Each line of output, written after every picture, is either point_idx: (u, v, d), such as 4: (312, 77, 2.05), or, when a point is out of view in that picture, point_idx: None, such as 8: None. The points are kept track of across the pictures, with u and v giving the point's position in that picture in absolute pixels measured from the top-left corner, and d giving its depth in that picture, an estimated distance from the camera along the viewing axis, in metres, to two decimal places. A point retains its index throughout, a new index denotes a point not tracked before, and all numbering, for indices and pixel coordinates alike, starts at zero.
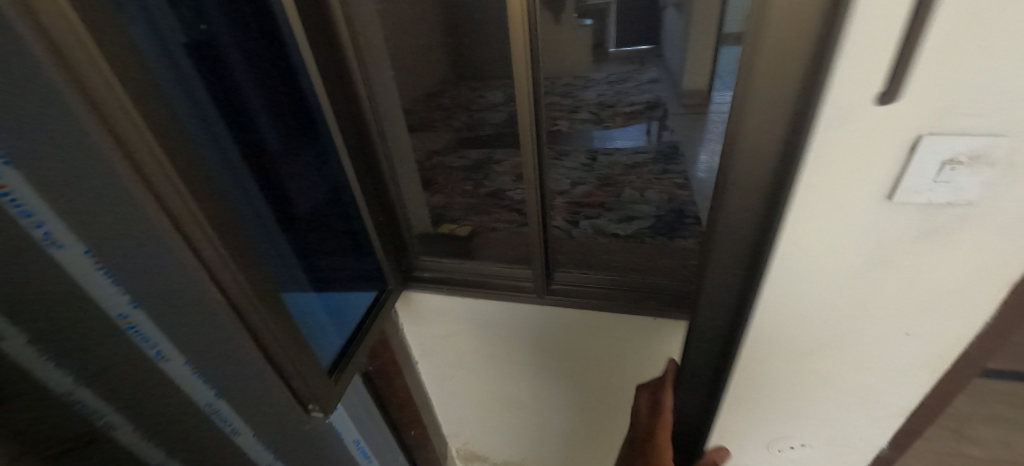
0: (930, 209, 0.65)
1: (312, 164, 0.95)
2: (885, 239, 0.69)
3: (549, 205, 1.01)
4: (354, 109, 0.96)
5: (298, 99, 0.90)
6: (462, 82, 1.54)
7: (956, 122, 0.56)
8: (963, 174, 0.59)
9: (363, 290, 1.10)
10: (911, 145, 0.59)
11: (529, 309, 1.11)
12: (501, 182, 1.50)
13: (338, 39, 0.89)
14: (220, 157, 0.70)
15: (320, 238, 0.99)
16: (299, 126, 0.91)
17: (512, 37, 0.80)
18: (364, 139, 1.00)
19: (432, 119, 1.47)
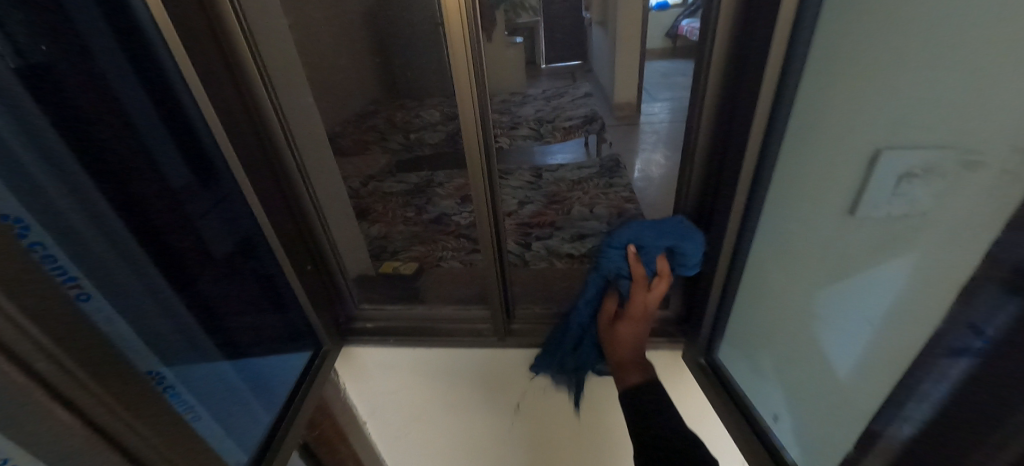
0: (891, 224, 0.59)
1: (215, 209, 0.79)
2: (847, 247, 0.65)
3: (503, 234, 0.93)
4: (268, 148, 0.82)
5: (189, 142, 0.74)
6: (394, 105, 1.49)
7: (908, 134, 0.54)
8: (919, 189, 0.54)
9: (288, 351, 0.94)
10: (871, 160, 0.59)
11: (487, 354, 1.00)
12: (445, 206, 1.51)
13: (242, 65, 0.74)
14: (56, 218, 0.53)
15: (230, 297, 0.82)
16: (195, 173, 0.75)
17: (452, 54, 0.72)
18: (284, 180, 0.86)
19: (365, 143, 1.46)
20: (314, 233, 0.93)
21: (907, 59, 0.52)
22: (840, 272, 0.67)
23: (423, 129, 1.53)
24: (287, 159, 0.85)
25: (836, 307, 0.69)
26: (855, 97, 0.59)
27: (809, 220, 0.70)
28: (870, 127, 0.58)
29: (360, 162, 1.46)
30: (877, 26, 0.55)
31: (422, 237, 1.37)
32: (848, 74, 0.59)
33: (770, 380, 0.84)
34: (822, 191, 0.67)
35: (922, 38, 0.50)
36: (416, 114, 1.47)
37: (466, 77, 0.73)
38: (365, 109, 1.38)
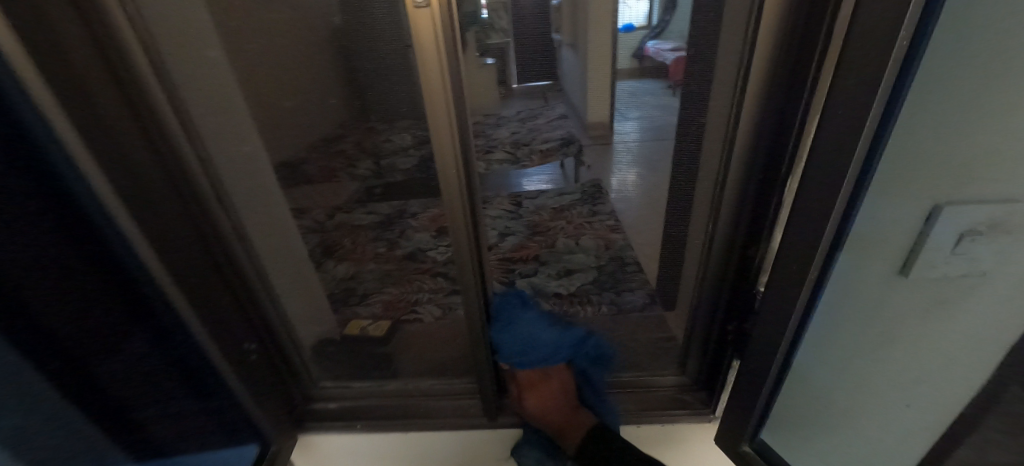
0: (944, 280, 0.56)
1: (122, 308, 0.68)
2: (892, 304, 0.61)
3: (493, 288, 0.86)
4: (191, 210, 0.75)
5: (97, 219, 0.63)
6: (362, 121, 0.81)
7: (972, 187, 0.49)
8: (983, 245, 0.50)
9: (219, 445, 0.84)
10: (927, 216, 0.52)
11: (464, 436, 0.94)
12: (419, 239, 0.98)
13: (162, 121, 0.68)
14: None
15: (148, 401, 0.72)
16: (99, 263, 0.65)
17: (427, 80, 0.60)
18: (212, 245, 0.79)
19: (332, 172, 0.89)
20: (252, 293, 0.87)
21: (989, 95, 0.45)
22: (891, 333, 0.63)
23: (391, 151, 0.83)
24: (222, 218, 0.78)
25: (882, 359, 0.66)
26: (929, 142, 0.49)
27: (854, 284, 0.62)
28: (934, 178, 0.50)
29: (316, 191, 0.90)
30: (951, 56, 0.45)
31: (395, 277, 1.01)
32: (927, 111, 0.48)
33: (800, 431, 0.80)
34: (874, 255, 0.58)
35: (1009, 73, 0.43)
36: (390, 135, 0.81)
37: (447, 126, 0.64)
38: (326, 132, 0.83)
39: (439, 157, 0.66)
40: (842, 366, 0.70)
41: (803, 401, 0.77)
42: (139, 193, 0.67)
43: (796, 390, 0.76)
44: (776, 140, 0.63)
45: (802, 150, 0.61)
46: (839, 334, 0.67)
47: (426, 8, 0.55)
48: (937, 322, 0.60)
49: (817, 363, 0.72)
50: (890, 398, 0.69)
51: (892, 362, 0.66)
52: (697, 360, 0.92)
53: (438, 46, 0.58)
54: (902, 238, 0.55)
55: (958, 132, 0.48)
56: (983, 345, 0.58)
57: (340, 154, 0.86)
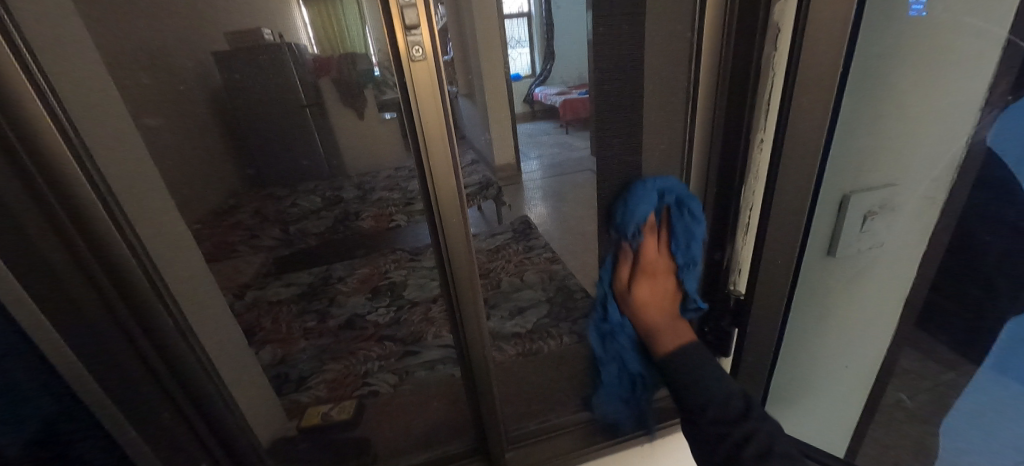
0: (858, 258, 0.65)
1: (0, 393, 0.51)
2: (825, 287, 0.68)
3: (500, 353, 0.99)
4: (127, 318, 0.55)
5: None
6: (262, 193, 0.82)
7: (866, 178, 0.59)
8: (877, 222, 0.61)
9: None
10: (839, 205, 0.61)
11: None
12: (354, 304, 1.07)
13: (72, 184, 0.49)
14: None
15: None
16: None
17: (419, 100, 0.53)
18: (152, 360, 0.58)
19: (229, 247, 0.81)
20: (215, 416, 0.65)
21: (875, 109, 0.55)
22: (832, 310, 0.70)
23: (300, 216, 0.88)
24: (165, 319, 0.58)
25: (829, 338, 0.72)
26: (842, 148, 0.57)
27: (802, 280, 0.67)
28: (841, 176, 0.59)
29: (225, 269, 0.81)
30: (864, 76, 0.53)
31: (333, 351, 0.98)
32: (844, 122, 0.56)
33: (790, 418, 0.81)
34: (810, 248, 0.64)
35: (885, 88, 0.54)
36: (297, 199, 0.86)
37: (445, 159, 0.56)
38: (218, 204, 0.77)
39: (441, 207, 0.60)
40: (800, 353, 0.74)
41: (782, 394, 0.79)
42: (53, 294, 0.51)
43: (779, 387, 0.77)
44: (727, 135, 0.63)
45: (753, 162, 0.61)
46: (795, 328, 0.71)
47: (422, 63, 0.51)
48: (855, 292, 0.68)
49: (790, 356, 0.74)
50: (831, 369, 0.76)
51: (832, 337, 0.73)
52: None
53: (440, 106, 0.54)
54: (830, 225, 0.62)
55: (859, 137, 0.57)
56: (887, 301, 0.69)
57: (237, 228, 0.81)
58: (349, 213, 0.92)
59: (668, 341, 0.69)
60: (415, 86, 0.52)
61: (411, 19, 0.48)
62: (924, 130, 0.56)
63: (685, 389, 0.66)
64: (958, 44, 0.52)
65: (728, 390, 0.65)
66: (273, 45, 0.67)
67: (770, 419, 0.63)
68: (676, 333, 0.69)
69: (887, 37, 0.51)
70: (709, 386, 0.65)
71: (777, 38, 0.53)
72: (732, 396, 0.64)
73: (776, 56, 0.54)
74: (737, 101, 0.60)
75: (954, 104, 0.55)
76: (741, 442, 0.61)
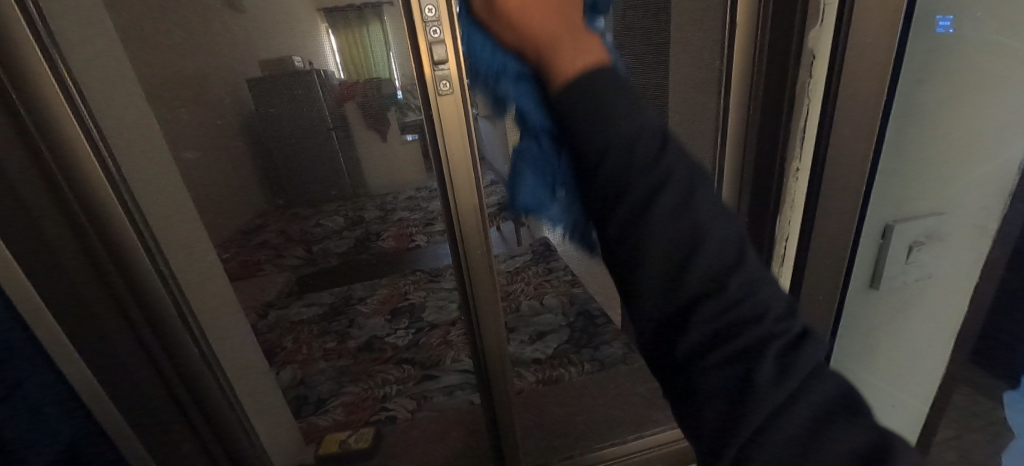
0: (904, 291, 0.61)
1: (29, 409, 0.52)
2: (869, 322, 0.64)
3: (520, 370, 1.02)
4: (149, 341, 0.57)
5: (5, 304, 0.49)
6: (288, 213, 0.77)
7: (911, 207, 0.56)
8: (925, 253, 0.58)
9: None
10: (882, 235, 0.57)
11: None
12: (374, 325, 1.00)
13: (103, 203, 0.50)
14: None
15: None
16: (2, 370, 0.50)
17: (447, 133, 0.54)
18: (175, 388, 0.59)
19: (257, 266, 0.81)
20: (229, 438, 0.65)
21: (919, 134, 0.52)
22: (879, 345, 0.65)
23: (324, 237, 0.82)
24: (185, 344, 0.58)
25: (875, 377, 0.68)
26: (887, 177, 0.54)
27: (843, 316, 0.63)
28: (882, 205, 0.56)
29: (250, 289, 0.81)
30: (909, 97, 0.51)
31: (353, 373, 0.95)
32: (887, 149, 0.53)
33: None
34: (852, 281, 0.60)
35: (930, 111, 0.51)
36: (321, 220, 0.80)
37: (471, 190, 0.57)
38: (244, 225, 0.76)
39: (464, 235, 0.60)
40: None
41: None
42: (76, 319, 0.52)
43: None
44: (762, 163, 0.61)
45: (791, 194, 0.59)
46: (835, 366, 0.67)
47: (450, 96, 0.52)
48: (902, 328, 0.64)
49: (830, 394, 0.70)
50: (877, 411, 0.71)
51: (878, 377, 0.68)
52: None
53: (468, 139, 0.54)
54: (875, 259, 0.59)
55: (904, 164, 0.54)
56: (937, 337, 0.65)
57: (264, 247, 0.80)
58: (371, 234, 0.85)
59: (565, 57, 0.26)
60: (443, 118, 0.53)
61: (438, 54, 0.49)
62: (974, 156, 0.53)
63: (580, 128, 0.26)
64: (999, 66, 0.49)
65: (639, 123, 0.25)
66: (304, 73, 0.65)
67: (692, 155, 0.26)
68: (582, 36, 0.27)
69: (931, 59, 0.49)
70: (609, 97, 0.25)
71: (812, 66, 0.52)
72: (643, 134, 0.25)
73: (811, 84, 0.53)
74: (770, 130, 0.59)
75: (1000, 126, 0.52)
76: (631, 204, 0.25)
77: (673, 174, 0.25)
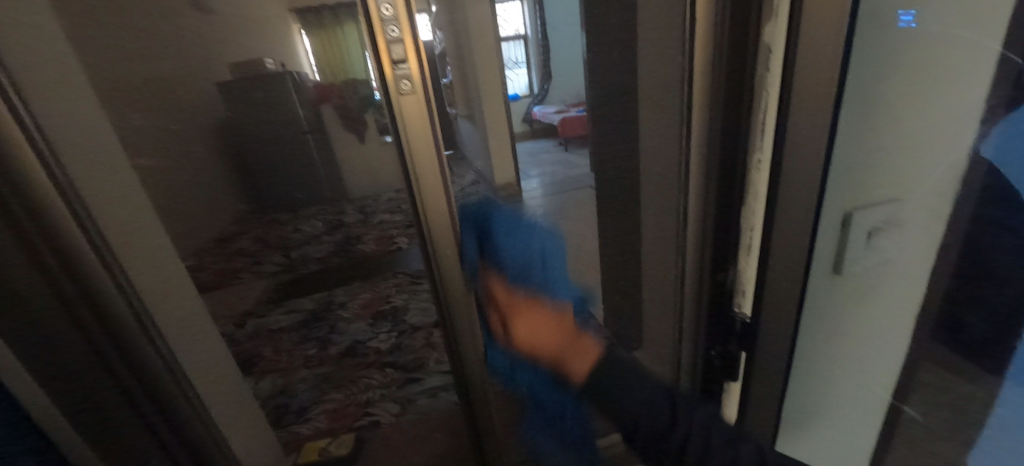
0: (865, 276, 0.64)
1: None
2: (833, 306, 0.66)
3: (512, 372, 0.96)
4: (105, 350, 0.55)
5: None
6: (263, 217, 0.75)
7: (869, 196, 0.58)
8: (884, 238, 0.60)
9: None
10: (843, 223, 0.60)
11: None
12: (355, 331, 0.90)
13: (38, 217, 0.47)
14: None
15: None
16: None
17: (410, 134, 0.55)
18: (137, 398, 0.58)
19: (233, 274, 0.77)
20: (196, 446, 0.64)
21: (875, 121, 0.54)
22: (840, 328, 0.68)
23: (302, 242, 0.78)
24: (144, 350, 0.58)
25: (837, 356, 0.71)
26: (847, 164, 0.56)
27: (811, 302, 0.66)
28: (842, 194, 0.58)
29: (225, 298, 0.77)
30: (868, 85, 0.53)
31: (334, 381, 0.91)
32: (846, 138, 0.55)
33: (804, 435, 0.79)
34: (818, 267, 0.63)
35: (882, 102, 0.53)
36: (299, 224, 0.77)
37: (439, 188, 0.59)
38: (221, 231, 0.73)
39: (433, 234, 0.61)
40: (806, 371, 0.73)
41: (791, 411, 0.76)
42: (24, 329, 0.51)
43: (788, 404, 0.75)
44: (724, 155, 0.60)
45: (755, 186, 0.59)
46: (802, 349, 0.70)
47: (412, 96, 0.53)
48: (864, 311, 0.67)
49: (799, 373, 0.73)
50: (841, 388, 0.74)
51: (842, 356, 0.71)
52: (690, 383, 0.79)
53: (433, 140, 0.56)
54: (836, 245, 0.61)
55: (861, 154, 0.56)
56: (898, 321, 0.68)
57: (239, 255, 0.76)
58: (352, 237, 0.81)
59: (576, 363, 0.56)
60: (403, 118, 0.53)
61: (397, 54, 0.50)
62: (925, 146, 0.55)
63: (606, 394, 0.51)
64: (962, 58, 0.50)
65: (650, 393, 0.50)
66: (277, 75, 0.65)
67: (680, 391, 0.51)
68: (580, 351, 0.56)
69: (883, 51, 0.51)
70: (634, 387, 0.51)
71: (769, 57, 0.52)
72: (654, 399, 0.50)
73: (768, 76, 0.53)
74: (731, 123, 0.58)
75: (958, 117, 0.53)
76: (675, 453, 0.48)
77: (692, 425, 0.48)
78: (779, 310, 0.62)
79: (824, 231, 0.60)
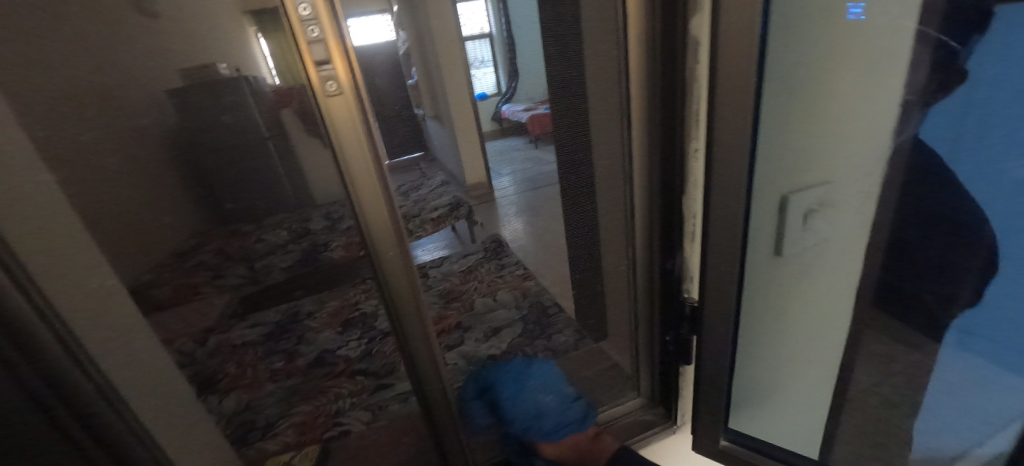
0: (803, 256, 0.67)
1: None
2: (777, 287, 0.69)
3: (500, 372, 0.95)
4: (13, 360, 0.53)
5: None
6: (224, 229, 0.71)
7: (802, 180, 0.61)
8: (819, 219, 0.64)
9: None
10: (780, 206, 0.62)
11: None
12: (323, 340, 0.88)
13: None
14: None
15: None
16: None
17: (338, 137, 0.54)
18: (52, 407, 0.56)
19: (193, 291, 0.73)
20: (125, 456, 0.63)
21: (789, 109, 0.57)
22: (785, 308, 0.71)
23: (266, 253, 0.75)
24: (58, 361, 0.55)
25: (784, 335, 0.74)
26: (777, 150, 0.59)
27: (756, 285, 0.68)
28: (776, 178, 0.61)
29: (181, 315, 0.72)
30: (784, 73, 0.55)
31: (301, 393, 0.88)
32: (775, 124, 0.58)
33: (759, 413, 0.82)
34: (759, 250, 0.65)
35: (800, 89, 0.56)
36: (263, 234, 0.74)
37: (374, 190, 0.58)
38: (178, 245, 0.69)
39: (375, 238, 0.61)
40: (756, 352, 0.76)
41: (745, 391, 0.79)
42: None
43: (741, 385, 0.78)
44: (663, 149, 0.65)
45: (694, 174, 0.66)
46: (748, 330, 0.73)
47: (339, 96, 0.53)
48: (805, 288, 0.70)
49: (748, 354, 0.75)
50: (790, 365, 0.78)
51: (789, 334, 0.74)
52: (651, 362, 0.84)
53: (362, 142, 0.55)
54: (771, 228, 0.64)
55: (788, 140, 0.59)
56: (839, 296, 0.72)
57: (200, 270, 0.72)
58: (317, 244, 0.76)
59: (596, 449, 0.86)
60: (331, 121, 0.53)
61: (318, 55, 0.50)
62: (845, 129, 0.59)
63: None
64: (896, 48, 0.54)
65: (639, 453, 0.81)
66: (230, 80, 0.61)
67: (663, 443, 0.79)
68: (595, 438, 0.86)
69: (797, 41, 0.54)
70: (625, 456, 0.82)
71: (698, 51, 0.58)
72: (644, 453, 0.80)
73: (698, 69, 0.59)
74: (666, 118, 0.63)
75: (880, 100, 0.58)
76: None
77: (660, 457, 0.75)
78: (720, 294, 0.64)
79: (761, 215, 0.63)
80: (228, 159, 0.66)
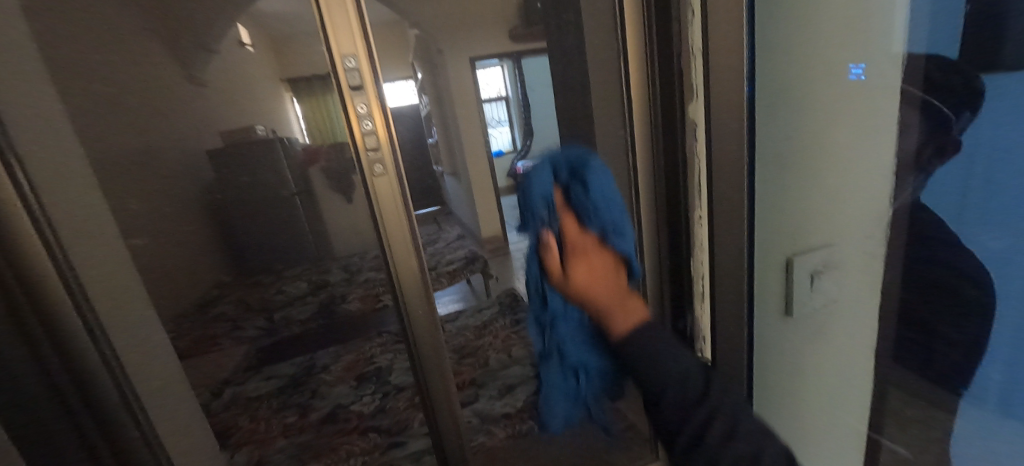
0: (814, 315, 0.68)
1: None
2: (791, 346, 0.70)
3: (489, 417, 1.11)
4: (81, 418, 0.58)
5: None
6: (248, 280, 0.83)
7: (805, 244, 0.64)
8: (825, 280, 0.66)
9: None
10: (786, 267, 0.65)
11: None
12: (337, 394, 1.03)
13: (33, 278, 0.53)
14: None
15: None
16: None
17: (380, 206, 0.60)
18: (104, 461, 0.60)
19: (212, 340, 0.82)
20: None
21: (790, 179, 0.62)
22: (802, 367, 0.72)
23: (285, 305, 0.85)
24: (120, 418, 0.60)
25: (805, 395, 0.74)
26: (779, 216, 0.63)
27: (770, 343, 0.70)
28: (779, 242, 0.64)
29: (206, 365, 0.82)
30: (776, 147, 0.61)
31: (313, 450, 1.00)
32: (770, 193, 0.62)
33: None
34: (768, 309, 0.67)
35: (792, 162, 0.61)
36: (281, 287, 0.84)
37: (410, 255, 0.63)
38: (203, 296, 0.81)
39: (405, 294, 0.65)
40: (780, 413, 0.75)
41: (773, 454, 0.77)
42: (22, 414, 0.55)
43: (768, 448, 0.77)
44: (669, 212, 0.71)
45: (697, 240, 0.69)
46: (768, 389, 0.73)
47: (383, 177, 0.59)
48: (819, 348, 0.71)
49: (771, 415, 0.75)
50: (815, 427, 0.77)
51: (809, 394, 0.74)
52: None
53: (401, 212, 0.61)
54: (779, 287, 0.66)
55: (788, 207, 0.63)
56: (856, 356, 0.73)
57: (221, 320, 0.83)
58: (334, 296, 0.85)
59: (620, 317, 0.47)
60: (375, 194, 0.59)
61: (370, 143, 0.57)
62: (842, 198, 0.63)
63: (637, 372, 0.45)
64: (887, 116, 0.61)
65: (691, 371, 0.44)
66: (265, 140, 0.74)
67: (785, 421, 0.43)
68: (627, 306, 0.47)
69: (785, 121, 0.60)
70: (659, 366, 0.44)
71: (694, 132, 0.63)
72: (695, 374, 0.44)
73: (696, 146, 0.63)
74: (672, 184, 0.69)
75: (871, 173, 0.62)
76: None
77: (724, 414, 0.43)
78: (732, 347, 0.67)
79: (766, 276, 0.66)
80: (257, 224, 0.80)
